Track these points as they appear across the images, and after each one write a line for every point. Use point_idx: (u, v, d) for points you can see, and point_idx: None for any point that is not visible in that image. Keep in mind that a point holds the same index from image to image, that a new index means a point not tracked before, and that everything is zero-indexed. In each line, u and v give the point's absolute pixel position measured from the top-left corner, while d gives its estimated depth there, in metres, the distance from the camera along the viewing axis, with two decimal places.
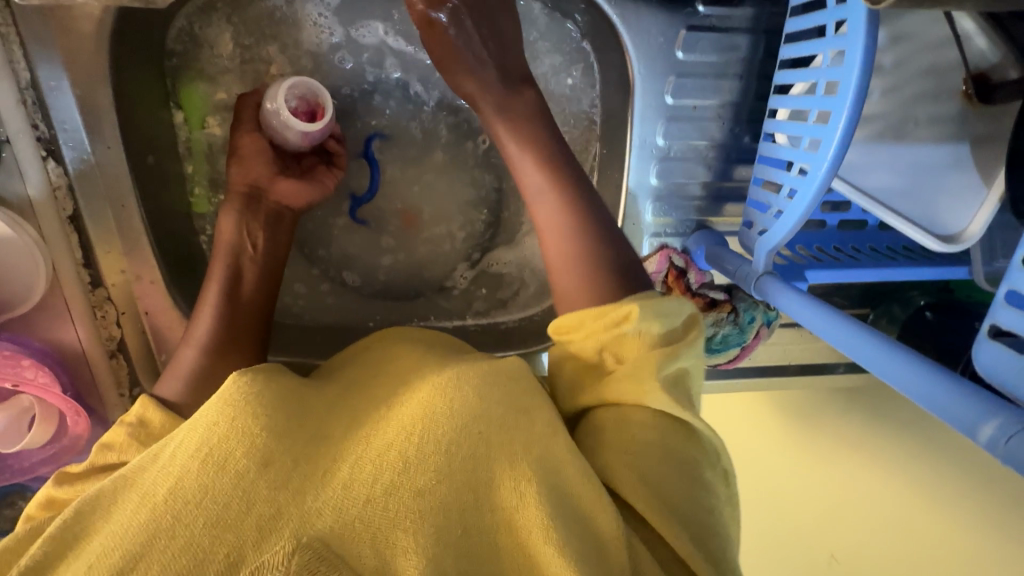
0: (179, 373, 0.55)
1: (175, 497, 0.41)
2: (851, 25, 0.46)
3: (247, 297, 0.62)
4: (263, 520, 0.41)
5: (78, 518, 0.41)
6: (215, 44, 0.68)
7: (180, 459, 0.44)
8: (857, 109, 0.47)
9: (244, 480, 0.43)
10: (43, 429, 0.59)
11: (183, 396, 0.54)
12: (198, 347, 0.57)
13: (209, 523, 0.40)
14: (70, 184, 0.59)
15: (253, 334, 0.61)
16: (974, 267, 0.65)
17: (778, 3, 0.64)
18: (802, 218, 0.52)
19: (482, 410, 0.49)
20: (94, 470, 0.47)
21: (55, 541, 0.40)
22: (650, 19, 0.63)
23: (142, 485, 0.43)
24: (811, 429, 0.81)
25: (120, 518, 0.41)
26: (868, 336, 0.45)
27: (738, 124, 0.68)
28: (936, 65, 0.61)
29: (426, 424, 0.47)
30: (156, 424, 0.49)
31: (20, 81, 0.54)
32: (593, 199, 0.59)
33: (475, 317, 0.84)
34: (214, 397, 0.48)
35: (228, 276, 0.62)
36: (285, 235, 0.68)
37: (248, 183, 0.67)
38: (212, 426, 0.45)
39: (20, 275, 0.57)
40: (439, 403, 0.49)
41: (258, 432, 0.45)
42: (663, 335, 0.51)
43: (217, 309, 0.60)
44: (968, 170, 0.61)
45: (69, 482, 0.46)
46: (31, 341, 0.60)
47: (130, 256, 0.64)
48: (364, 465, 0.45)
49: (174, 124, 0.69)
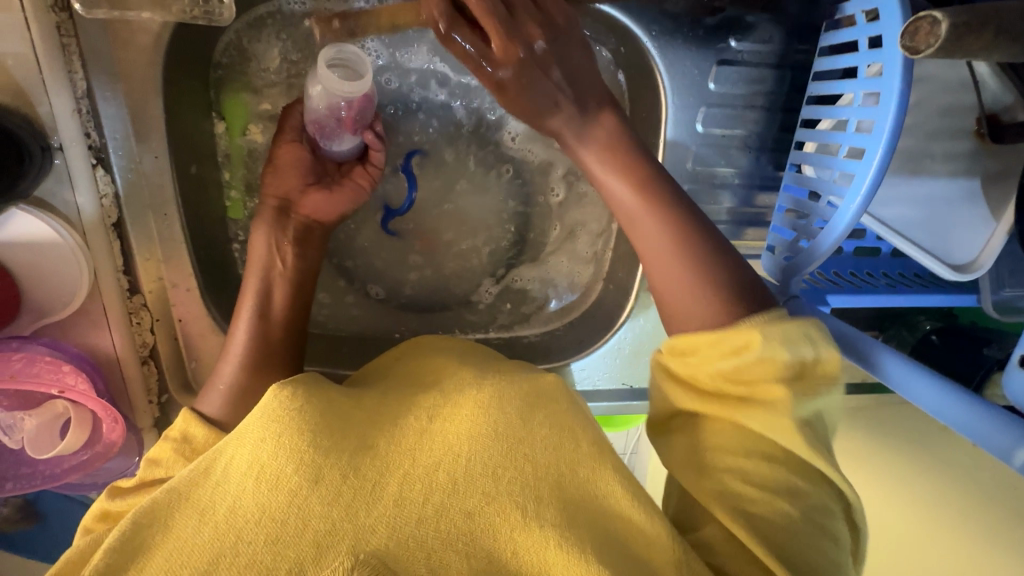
0: (221, 388, 0.58)
1: (234, 516, 0.44)
2: (887, 71, 0.49)
3: (280, 313, 0.63)
4: (319, 536, 0.43)
5: (136, 531, 0.43)
6: (262, 58, 0.70)
7: (234, 477, 0.46)
8: (891, 149, 0.50)
9: (298, 496, 0.44)
10: (77, 436, 0.59)
11: (224, 412, 0.57)
12: (238, 363, 0.59)
13: (269, 541, 0.43)
14: (117, 192, 0.60)
15: (288, 348, 0.63)
16: (983, 295, 0.68)
17: (805, 40, 0.67)
18: (832, 248, 0.55)
19: (524, 432, 0.52)
20: (144, 483, 0.49)
21: (116, 553, 0.42)
22: (683, 51, 0.66)
23: (196, 501, 0.45)
24: (852, 457, 0.82)
25: (183, 532, 0.43)
26: (905, 363, 0.48)
27: (762, 153, 0.71)
28: (950, 106, 0.65)
29: (471, 446, 0.49)
30: (200, 440, 0.52)
31: (77, 90, 0.55)
32: (695, 216, 0.57)
33: (498, 330, 0.85)
34: (258, 411, 0.49)
35: (263, 290, 0.63)
36: (316, 245, 0.69)
37: (275, 198, 0.67)
38: (260, 442, 0.47)
39: (64, 280, 0.58)
40: (482, 421, 0.51)
41: (307, 448, 0.47)
42: (793, 363, 0.47)
43: (254, 325, 0.61)
44: (979, 203, 0.65)
45: (121, 495, 0.48)
46: (68, 346, 0.60)
47: (167, 264, 0.65)
48: (413, 483, 0.47)
49: (215, 134, 0.70)
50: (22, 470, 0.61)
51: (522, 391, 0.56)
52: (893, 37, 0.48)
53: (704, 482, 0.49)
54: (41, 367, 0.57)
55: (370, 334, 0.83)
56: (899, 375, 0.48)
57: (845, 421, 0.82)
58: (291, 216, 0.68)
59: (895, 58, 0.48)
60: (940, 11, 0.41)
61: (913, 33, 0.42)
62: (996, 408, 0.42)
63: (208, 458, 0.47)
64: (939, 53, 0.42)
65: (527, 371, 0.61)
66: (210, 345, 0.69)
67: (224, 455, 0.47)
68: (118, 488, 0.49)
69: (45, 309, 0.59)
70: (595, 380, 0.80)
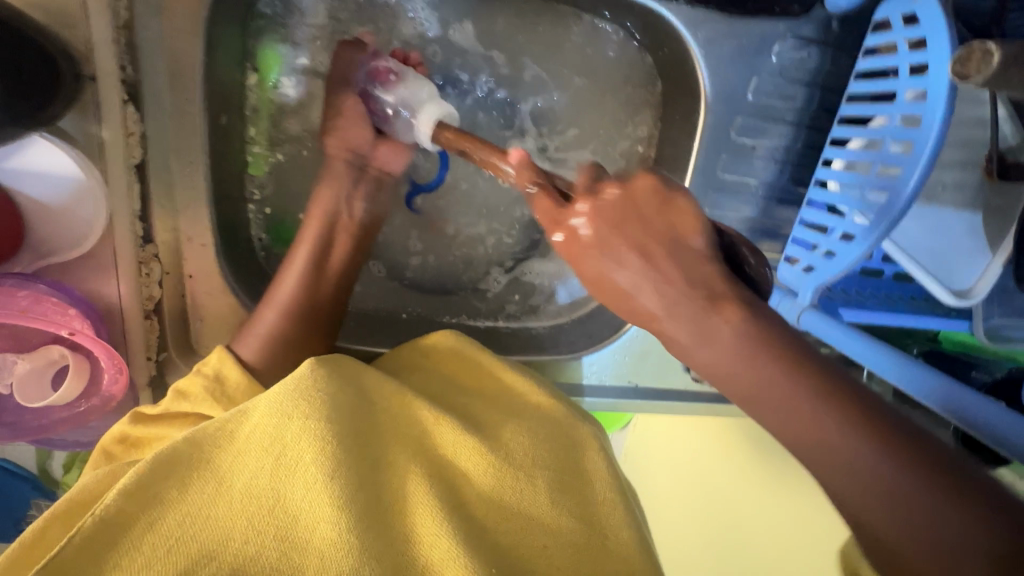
0: (262, 330, 0.61)
1: (249, 494, 0.43)
2: (931, 98, 0.51)
3: (334, 268, 0.65)
4: (327, 550, 0.42)
5: (152, 479, 0.42)
6: (307, 14, 0.67)
7: (253, 450, 0.45)
8: (927, 173, 0.52)
9: (313, 492, 0.44)
10: (72, 386, 0.55)
11: (262, 361, 0.60)
12: (280, 312, 0.62)
13: (279, 537, 0.42)
14: (144, 132, 0.57)
15: (334, 304, 0.65)
16: (974, 322, 0.69)
17: (839, 64, 0.69)
18: (856, 263, 0.57)
19: (554, 498, 0.51)
20: (165, 415, 0.53)
21: (130, 497, 0.41)
22: (728, 58, 0.68)
23: (216, 467, 0.45)
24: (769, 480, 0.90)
25: (197, 499, 0.42)
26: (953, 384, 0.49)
27: (785, 166, 0.73)
28: (968, 138, 0.69)
29: (495, 487, 0.51)
30: (232, 382, 0.55)
31: (118, 19, 0.53)
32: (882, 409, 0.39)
33: (507, 319, 0.84)
34: (290, 384, 0.49)
35: (314, 250, 0.64)
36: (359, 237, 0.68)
37: (351, 149, 0.65)
38: (287, 420, 0.46)
39: (77, 217, 0.55)
40: (509, 472, 0.51)
41: (331, 441, 0.46)
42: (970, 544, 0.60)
43: (302, 279, 0.63)
44: (979, 236, 0.67)
45: (144, 422, 0.53)
46: (72, 289, 0.57)
47: (184, 214, 0.62)
48: (429, 515, 0.47)
49: (246, 85, 0.67)
50: (6, 420, 0.56)
51: (546, 429, 0.57)
52: (942, 64, 0.51)
53: None
54: (48, 306, 0.53)
55: (374, 311, 0.81)
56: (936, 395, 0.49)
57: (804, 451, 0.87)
58: (367, 171, 0.67)
59: (939, 84, 0.50)
60: (993, 42, 0.43)
61: (966, 60, 0.45)
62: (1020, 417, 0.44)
63: (233, 419, 0.47)
64: (987, 81, 0.44)
65: (569, 411, 0.60)
66: (217, 304, 0.66)
67: (250, 421, 0.47)
68: (140, 415, 0.53)
69: (50, 249, 0.55)
70: (602, 375, 0.79)
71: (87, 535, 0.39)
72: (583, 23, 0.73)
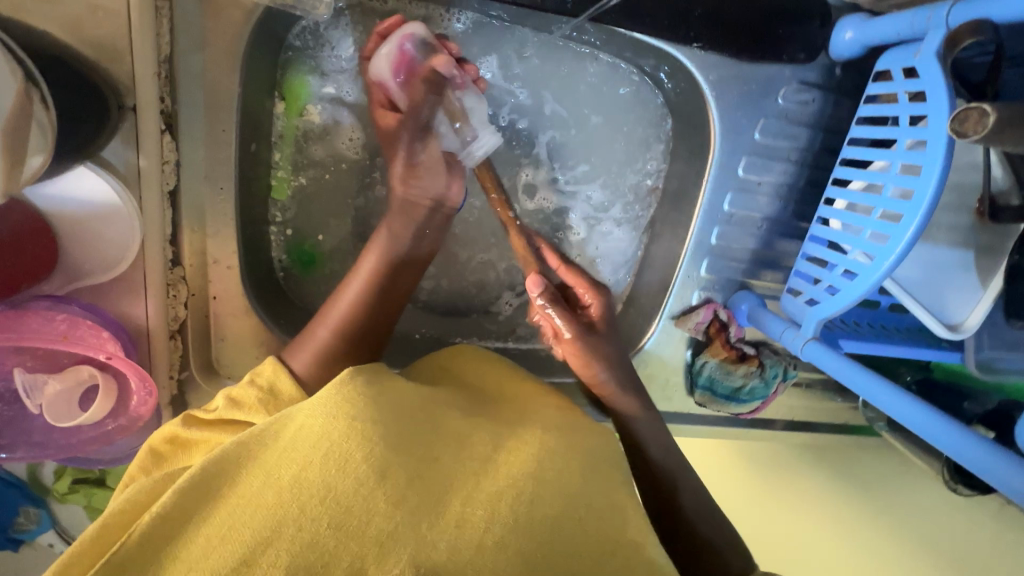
0: (314, 349, 0.59)
1: (299, 486, 0.44)
2: (930, 149, 0.54)
3: (393, 292, 0.64)
4: (382, 536, 0.43)
5: (204, 480, 0.44)
6: (336, 46, 0.69)
7: (300, 446, 0.47)
8: (926, 220, 0.54)
9: (363, 485, 0.45)
10: (100, 406, 0.57)
11: (310, 373, 0.57)
12: (334, 331, 0.60)
13: (334, 526, 0.43)
14: (178, 161, 0.59)
15: (385, 325, 0.64)
16: (966, 353, 0.72)
17: (839, 108, 0.73)
18: (857, 300, 0.60)
19: (587, 492, 0.53)
20: (216, 419, 0.52)
21: (183, 495, 0.43)
22: (737, 100, 0.71)
23: (264, 464, 0.46)
24: (785, 483, 0.89)
25: (248, 493, 0.44)
26: (940, 417, 0.52)
27: (788, 201, 0.77)
28: (957, 183, 0.73)
29: (535, 482, 0.51)
30: (286, 395, 0.54)
31: (161, 53, 0.56)
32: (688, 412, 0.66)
33: (516, 341, 0.87)
34: (331, 388, 0.51)
35: (373, 282, 0.62)
36: (411, 270, 0.67)
37: (431, 196, 0.68)
38: (332, 418, 0.48)
39: (113, 241, 0.56)
40: (546, 467, 0.53)
41: (376, 439, 0.47)
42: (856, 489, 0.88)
43: (363, 301, 0.62)
44: (971, 272, 0.71)
45: (194, 425, 0.52)
46: (103, 311, 0.58)
47: (213, 239, 0.63)
48: (476, 506, 0.48)
49: (274, 113, 0.69)
50: (34, 439, 0.57)
51: (572, 433, 0.59)
52: (941, 119, 0.53)
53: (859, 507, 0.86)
54: (86, 331, 0.55)
55: None
56: (923, 422, 0.52)
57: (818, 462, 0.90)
58: (440, 210, 0.69)
59: (938, 138, 0.53)
60: (989, 105, 0.46)
61: (963, 120, 0.48)
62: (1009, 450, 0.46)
63: (278, 420, 0.49)
64: (984, 140, 0.47)
65: (586, 419, 0.63)
66: (239, 326, 0.67)
67: (295, 421, 0.49)
68: (191, 416, 0.53)
69: (84, 272, 0.57)
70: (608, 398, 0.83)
71: (145, 531, 0.41)
72: (601, 60, 0.76)
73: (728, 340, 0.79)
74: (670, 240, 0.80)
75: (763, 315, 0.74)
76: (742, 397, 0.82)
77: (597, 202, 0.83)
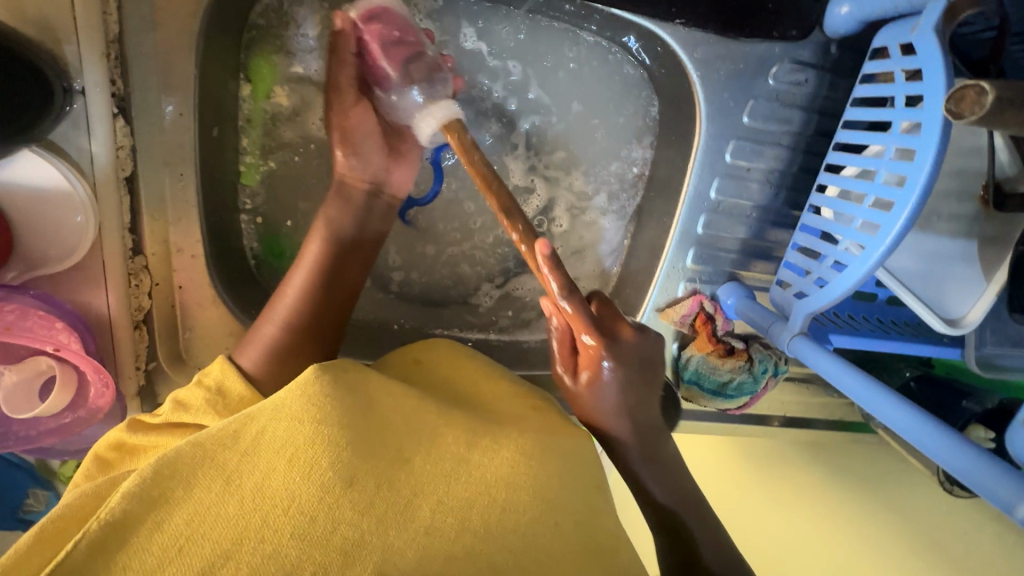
0: (263, 346, 0.57)
1: (260, 495, 0.41)
2: (924, 132, 0.50)
3: (342, 279, 0.62)
4: (347, 544, 0.41)
5: (156, 481, 0.40)
6: (302, 24, 0.66)
7: (264, 451, 0.44)
8: (919, 208, 0.51)
9: (327, 493, 0.42)
10: (58, 397, 0.56)
11: (262, 369, 0.56)
12: (280, 325, 0.58)
13: (298, 536, 0.40)
14: (134, 145, 0.57)
15: (339, 316, 0.62)
16: (968, 350, 0.67)
17: (835, 89, 0.69)
18: (848, 292, 0.56)
19: (565, 497, 0.50)
20: (164, 424, 0.50)
21: (134, 500, 0.39)
22: (722, 81, 0.67)
23: (221, 465, 0.43)
24: (775, 479, 0.89)
25: (206, 499, 0.40)
26: (937, 426, 0.48)
27: (780, 188, 0.73)
28: (961, 169, 0.68)
29: (510, 488, 0.48)
30: (233, 394, 0.52)
31: (109, 33, 0.53)
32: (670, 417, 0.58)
33: (498, 332, 0.84)
34: (296, 386, 0.48)
35: (316, 268, 0.60)
36: (364, 257, 0.64)
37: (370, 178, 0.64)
38: (298, 422, 0.45)
39: (64, 228, 0.55)
40: (522, 468, 0.50)
41: (344, 445, 0.45)
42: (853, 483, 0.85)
43: (307, 291, 0.59)
44: (974, 264, 0.67)
45: (141, 429, 0.50)
46: (60, 301, 0.57)
47: (175, 226, 0.62)
48: (446, 513, 0.45)
49: (239, 96, 0.67)
50: None
51: (548, 436, 0.56)
52: (934, 100, 0.49)
53: (861, 498, 0.82)
54: (35, 322, 0.54)
55: (364, 322, 0.80)
56: (918, 433, 0.48)
57: (813, 457, 0.89)
58: (381, 195, 0.65)
59: (932, 119, 0.49)
60: (987, 84, 0.42)
61: (960, 100, 0.43)
62: (1005, 462, 0.42)
63: (240, 420, 0.46)
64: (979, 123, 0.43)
65: (563, 418, 0.60)
66: (207, 316, 0.65)
67: (258, 423, 0.46)
68: (138, 422, 0.51)
69: (38, 260, 0.55)
70: None
71: (93, 539, 0.37)
72: (584, 42, 0.72)
73: (713, 334, 0.75)
74: (657, 229, 0.76)
75: (750, 310, 0.70)
76: (730, 392, 0.77)
77: (580, 191, 0.80)
